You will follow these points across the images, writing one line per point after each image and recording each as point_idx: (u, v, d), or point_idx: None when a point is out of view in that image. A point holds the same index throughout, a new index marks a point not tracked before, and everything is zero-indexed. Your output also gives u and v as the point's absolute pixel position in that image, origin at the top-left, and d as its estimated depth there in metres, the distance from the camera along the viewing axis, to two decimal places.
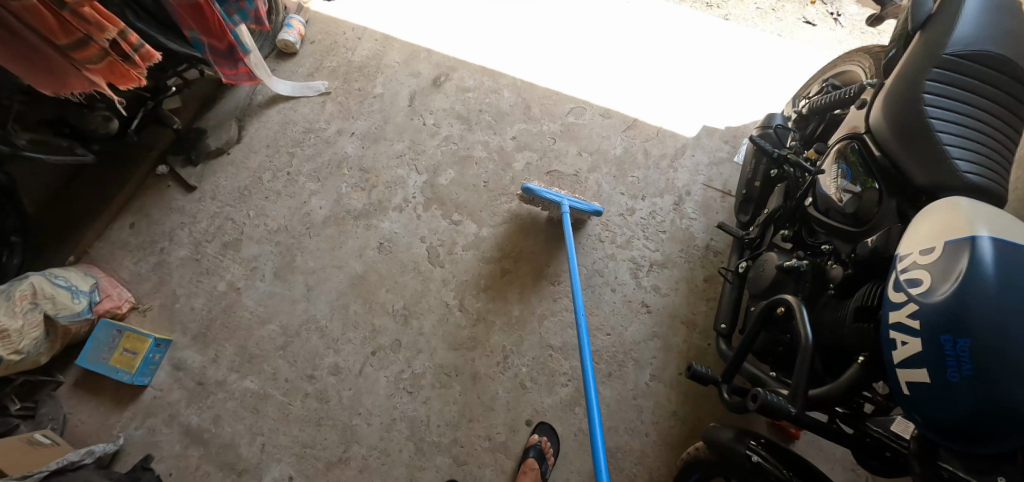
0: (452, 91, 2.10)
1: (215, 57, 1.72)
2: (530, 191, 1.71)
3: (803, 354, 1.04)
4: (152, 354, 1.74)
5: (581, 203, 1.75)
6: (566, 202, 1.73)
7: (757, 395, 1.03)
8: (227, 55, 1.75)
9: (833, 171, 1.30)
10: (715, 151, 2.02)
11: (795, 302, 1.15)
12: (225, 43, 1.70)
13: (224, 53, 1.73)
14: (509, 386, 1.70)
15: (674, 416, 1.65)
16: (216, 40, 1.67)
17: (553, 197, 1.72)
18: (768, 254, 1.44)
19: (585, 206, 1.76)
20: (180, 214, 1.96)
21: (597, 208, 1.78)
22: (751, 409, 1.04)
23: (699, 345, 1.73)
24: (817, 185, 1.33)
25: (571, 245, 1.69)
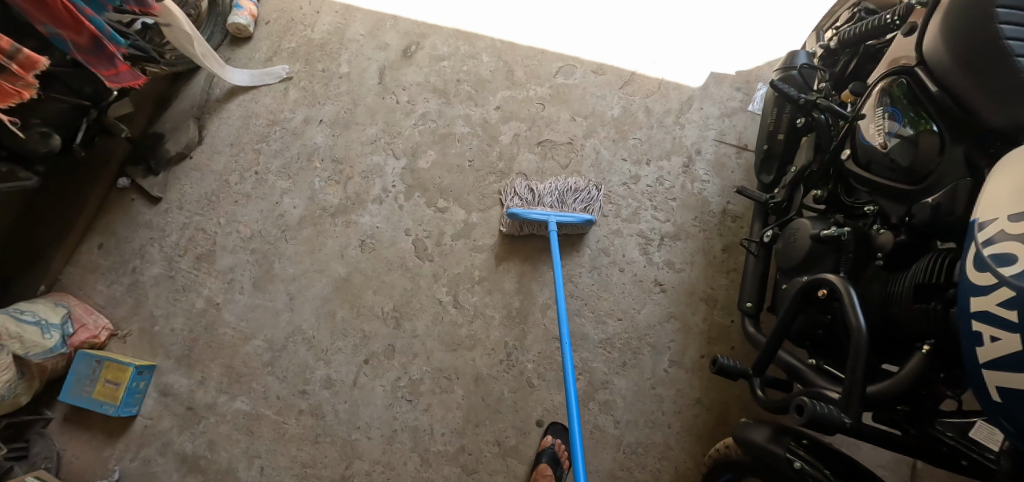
0: (425, 62, 1.88)
1: (85, 55, 1.35)
2: (513, 216, 1.57)
3: (857, 349, 0.88)
4: (135, 383, 1.63)
5: (569, 218, 1.56)
6: (552, 219, 1.55)
7: (803, 406, 0.85)
8: (99, 51, 1.36)
9: (877, 114, 1.09)
10: (726, 100, 1.78)
11: (841, 282, 0.97)
12: (87, 35, 1.31)
13: (94, 49, 1.35)
14: (515, 385, 1.55)
15: (698, 403, 1.50)
16: (74, 32, 1.28)
17: (537, 217, 1.56)
18: (800, 220, 1.23)
19: (573, 219, 1.56)
20: (149, 229, 1.82)
21: (589, 218, 1.56)
22: (797, 422, 0.86)
23: (721, 324, 1.56)
24: (858, 132, 1.13)
25: (556, 252, 1.54)
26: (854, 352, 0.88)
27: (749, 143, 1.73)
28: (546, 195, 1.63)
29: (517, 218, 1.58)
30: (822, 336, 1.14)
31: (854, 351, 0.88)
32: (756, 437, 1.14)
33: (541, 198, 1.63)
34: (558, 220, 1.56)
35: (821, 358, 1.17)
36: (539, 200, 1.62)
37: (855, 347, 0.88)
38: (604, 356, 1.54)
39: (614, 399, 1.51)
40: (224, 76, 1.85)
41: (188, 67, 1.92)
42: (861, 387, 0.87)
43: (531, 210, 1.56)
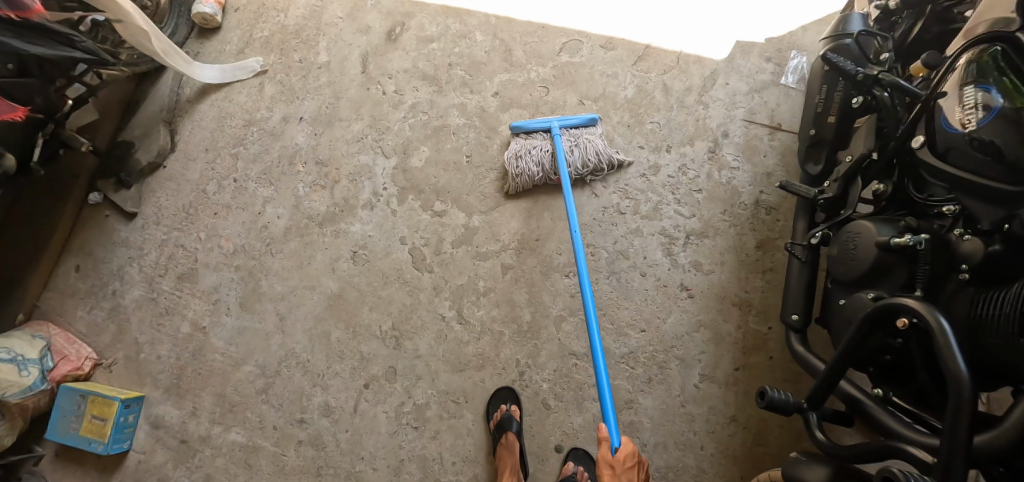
0: (412, 45, 1.68)
1: None
2: (515, 127, 1.53)
3: (958, 401, 0.70)
4: (123, 417, 1.52)
5: (573, 118, 1.51)
6: (554, 122, 1.50)
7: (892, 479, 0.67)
8: None
9: (963, 94, 0.87)
10: (755, 73, 1.55)
11: (927, 310, 0.79)
12: None
13: None
14: (530, 407, 1.40)
15: (734, 422, 1.35)
16: None
17: (540, 123, 1.51)
18: (859, 220, 1.03)
19: (577, 119, 1.51)
20: (126, 247, 1.68)
21: (592, 117, 1.50)
22: None
23: (757, 332, 1.38)
24: (938, 115, 0.92)
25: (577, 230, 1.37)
26: (953, 407, 0.71)
27: (783, 122, 1.51)
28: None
29: (519, 131, 1.53)
30: (888, 361, 0.97)
31: (954, 403, 0.71)
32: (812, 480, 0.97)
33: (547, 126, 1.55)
34: (561, 124, 1.50)
35: (885, 384, 1.00)
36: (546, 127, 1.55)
37: (954, 399, 0.71)
38: (627, 372, 1.38)
39: (640, 420, 1.36)
40: (192, 74, 1.67)
41: (153, 65, 1.73)
42: (965, 450, 0.69)
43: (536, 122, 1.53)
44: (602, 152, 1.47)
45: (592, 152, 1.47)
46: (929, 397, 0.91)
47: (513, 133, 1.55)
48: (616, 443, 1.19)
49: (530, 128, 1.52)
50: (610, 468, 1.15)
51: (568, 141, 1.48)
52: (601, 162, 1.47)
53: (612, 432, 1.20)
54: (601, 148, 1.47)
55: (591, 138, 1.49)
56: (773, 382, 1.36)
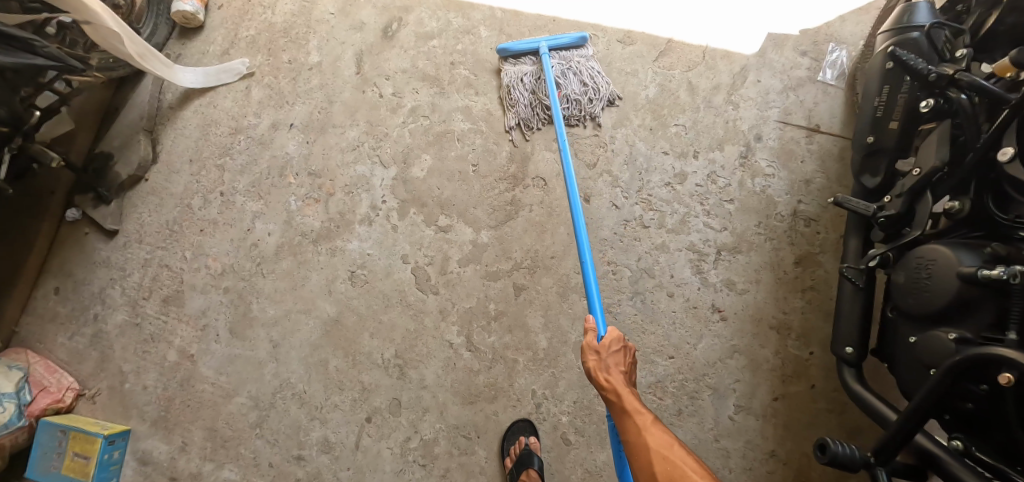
0: (410, 42, 1.53)
1: None
2: (502, 50, 1.45)
3: None
4: (107, 455, 1.37)
5: (562, 38, 1.43)
6: (542, 42, 1.42)
7: None
8: None
9: None
10: (790, 69, 1.40)
11: None
12: None
13: None
14: (548, 443, 1.28)
15: (774, 457, 1.22)
16: None
17: (526, 45, 1.44)
18: (931, 244, 0.90)
19: (567, 39, 1.43)
20: (107, 268, 1.52)
21: (581, 36, 1.42)
22: None
23: (797, 358, 1.25)
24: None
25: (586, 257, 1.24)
26: None
27: (822, 123, 1.36)
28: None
29: (506, 55, 1.46)
30: (969, 410, 0.85)
31: None
32: None
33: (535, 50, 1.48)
34: (549, 45, 1.42)
35: (963, 434, 0.88)
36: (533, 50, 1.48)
37: None
38: (654, 403, 1.26)
39: None
40: (172, 79, 1.52)
41: (131, 69, 1.58)
42: None
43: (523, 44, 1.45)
44: (595, 74, 1.42)
45: (586, 74, 1.41)
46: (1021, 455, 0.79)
47: (500, 59, 1.48)
48: (601, 332, 1.14)
49: (517, 50, 1.44)
50: (595, 354, 1.10)
51: (560, 65, 1.42)
52: (597, 84, 1.41)
53: (598, 323, 1.15)
54: (594, 70, 1.42)
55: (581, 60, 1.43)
56: (817, 414, 1.23)
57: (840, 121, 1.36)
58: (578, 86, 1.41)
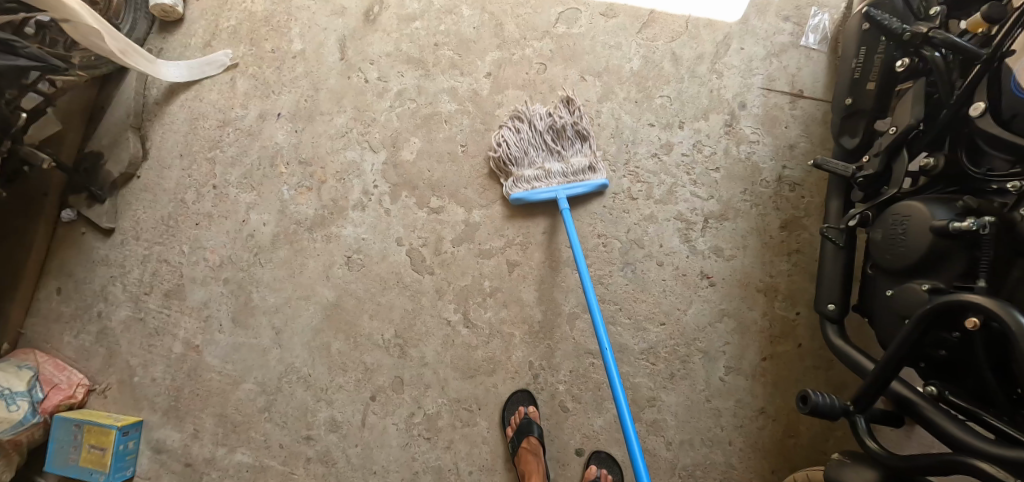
0: (393, 25, 1.53)
1: None
2: (518, 200, 1.34)
3: None
4: (122, 445, 1.41)
5: (579, 187, 1.33)
6: (561, 192, 1.32)
7: None
8: None
9: None
10: (772, 35, 1.41)
11: (1003, 310, 0.72)
12: None
13: None
14: (547, 412, 1.33)
15: (763, 414, 1.27)
16: None
17: (545, 195, 1.33)
18: (906, 200, 0.94)
19: (584, 188, 1.33)
20: (106, 265, 1.54)
21: (602, 180, 1.33)
22: None
23: (784, 318, 1.30)
24: (1007, 76, 0.83)
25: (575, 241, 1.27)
26: None
27: (805, 88, 1.39)
28: (530, 161, 1.36)
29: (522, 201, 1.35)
30: (943, 357, 0.89)
31: None
32: None
33: (526, 158, 1.36)
34: (569, 194, 1.33)
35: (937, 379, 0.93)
36: (524, 158, 1.36)
37: None
38: (648, 368, 1.30)
39: (664, 417, 1.29)
40: (155, 74, 1.51)
41: (113, 67, 1.57)
42: None
43: (536, 187, 1.34)
44: (585, 126, 1.38)
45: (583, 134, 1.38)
46: (991, 395, 0.84)
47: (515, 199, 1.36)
48: None
49: (536, 199, 1.34)
50: None
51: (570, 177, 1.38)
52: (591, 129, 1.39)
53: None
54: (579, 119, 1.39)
55: (555, 120, 1.37)
56: (804, 371, 1.28)
57: (822, 86, 1.39)
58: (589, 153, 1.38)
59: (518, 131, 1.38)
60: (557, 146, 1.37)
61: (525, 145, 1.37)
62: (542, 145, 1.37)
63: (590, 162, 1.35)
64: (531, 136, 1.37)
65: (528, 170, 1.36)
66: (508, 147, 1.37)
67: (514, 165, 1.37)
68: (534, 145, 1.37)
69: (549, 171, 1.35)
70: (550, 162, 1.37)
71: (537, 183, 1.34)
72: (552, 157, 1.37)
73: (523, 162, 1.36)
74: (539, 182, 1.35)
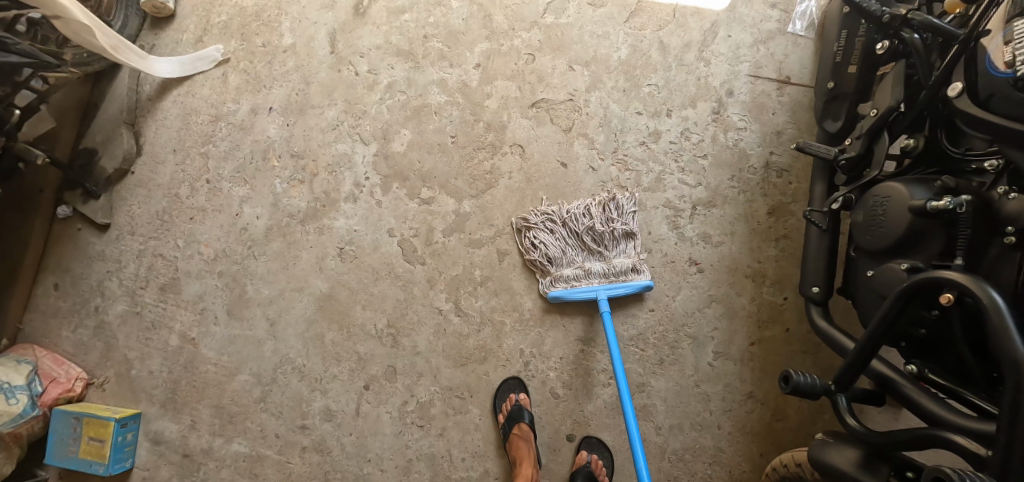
0: (382, 18, 1.54)
1: None
2: (557, 298, 1.32)
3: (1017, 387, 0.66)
4: (121, 437, 1.43)
5: (622, 288, 1.29)
6: (602, 292, 1.28)
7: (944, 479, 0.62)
8: None
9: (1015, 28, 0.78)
10: (759, 22, 1.42)
11: (978, 286, 0.73)
12: None
13: None
14: (538, 398, 1.35)
15: (752, 398, 1.29)
16: None
17: (585, 294, 1.30)
18: (887, 182, 0.94)
19: (628, 289, 1.29)
20: (103, 261, 1.56)
21: (647, 283, 1.28)
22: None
23: (772, 303, 1.31)
24: (982, 56, 0.82)
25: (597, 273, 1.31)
26: (1014, 384, 0.66)
27: (792, 75, 1.39)
28: (570, 260, 1.34)
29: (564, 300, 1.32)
30: (922, 336, 0.90)
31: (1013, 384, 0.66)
32: (840, 464, 0.90)
33: (565, 257, 1.34)
34: (610, 293, 1.29)
35: (918, 359, 0.94)
36: (562, 257, 1.34)
37: (1013, 379, 0.67)
38: (637, 354, 1.32)
39: (654, 403, 1.30)
40: (147, 70, 1.52)
41: (106, 63, 1.58)
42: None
43: (576, 286, 1.31)
44: (629, 224, 1.34)
45: (628, 234, 1.34)
46: (969, 372, 0.85)
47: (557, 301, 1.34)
48: None
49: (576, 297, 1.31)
50: None
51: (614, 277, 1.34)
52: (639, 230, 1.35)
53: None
54: (624, 218, 1.34)
55: (597, 219, 1.33)
56: (791, 355, 1.29)
57: (809, 72, 1.39)
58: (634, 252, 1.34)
59: (556, 230, 1.35)
60: (598, 246, 1.34)
61: (563, 244, 1.35)
62: (582, 244, 1.34)
63: (633, 263, 1.31)
64: (571, 236, 1.35)
65: (568, 270, 1.33)
66: (545, 246, 1.34)
67: (552, 265, 1.34)
68: (576, 245, 1.35)
69: (589, 270, 1.32)
70: (591, 261, 1.34)
71: (577, 282, 1.32)
72: (593, 257, 1.34)
73: (562, 261, 1.34)
74: (579, 281, 1.32)
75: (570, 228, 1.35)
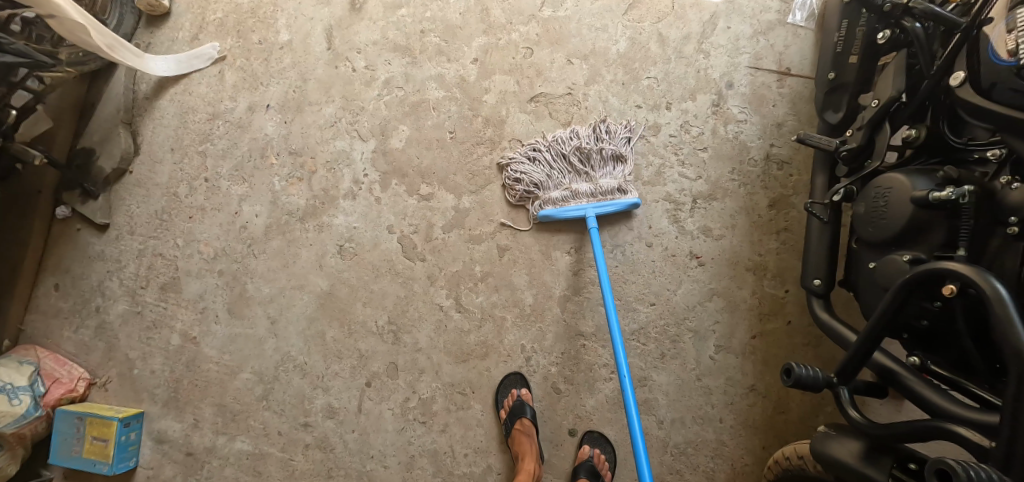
0: (378, 13, 1.53)
1: None
2: (546, 217, 1.34)
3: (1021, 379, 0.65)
4: (124, 436, 1.43)
5: (609, 206, 1.31)
6: (589, 211, 1.30)
7: (948, 472, 0.62)
8: None
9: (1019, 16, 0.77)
10: (759, 13, 1.40)
11: (981, 277, 0.73)
12: None
13: None
14: (539, 393, 1.35)
15: (753, 391, 1.29)
16: None
17: (573, 213, 1.32)
18: (888, 173, 0.94)
19: (614, 207, 1.31)
20: (103, 261, 1.56)
21: (633, 200, 1.30)
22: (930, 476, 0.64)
23: (773, 296, 1.31)
24: (985, 44, 0.82)
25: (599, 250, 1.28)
26: (1018, 375, 0.66)
27: (792, 66, 1.38)
28: (557, 183, 1.36)
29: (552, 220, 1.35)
30: (925, 328, 0.90)
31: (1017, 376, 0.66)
32: (843, 457, 0.90)
33: (552, 181, 1.36)
34: (597, 213, 1.31)
35: (920, 351, 0.94)
36: (549, 181, 1.36)
37: (1017, 370, 0.66)
38: (638, 348, 1.32)
39: (655, 397, 1.30)
40: (143, 68, 1.51)
41: (103, 62, 1.57)
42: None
43: (564, 206, 1.33)
44: (616, 145, 1.35)
45: (616, 153, 1.35)
46: (972, 364, 0.85)
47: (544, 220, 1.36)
48: None
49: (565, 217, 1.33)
50: None
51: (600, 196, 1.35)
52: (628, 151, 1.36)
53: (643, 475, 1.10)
54: (611, 139, 1.36)
55: (584, 141, 1.35)
56: (793, 348, 1.29)
57: (809, 63, 1.38)
58: (621, 170, 1.35)
59: (543, 155, 1.38)
60: (585, 167, 1.35)
61: (549, 168, 1.37)
62: (569, 166, 1.36)
63: (619, 182, 1.33)
64: (557, 159, 1.37)
65: (555, 192, 1.35)
66: (531, 173, 1.37)
67: (540, 189, 1.37)
68: (563, 166, 1.36)
69: (576, 191, 1.34)
70: (578, 182, 1.35)
71: (565, 203, 1.34)
72: (580, 178, 1.35)
73: (549, 185, 1.36)
74: (567, 202, 1.34)
75: (557, 151, 1.37)
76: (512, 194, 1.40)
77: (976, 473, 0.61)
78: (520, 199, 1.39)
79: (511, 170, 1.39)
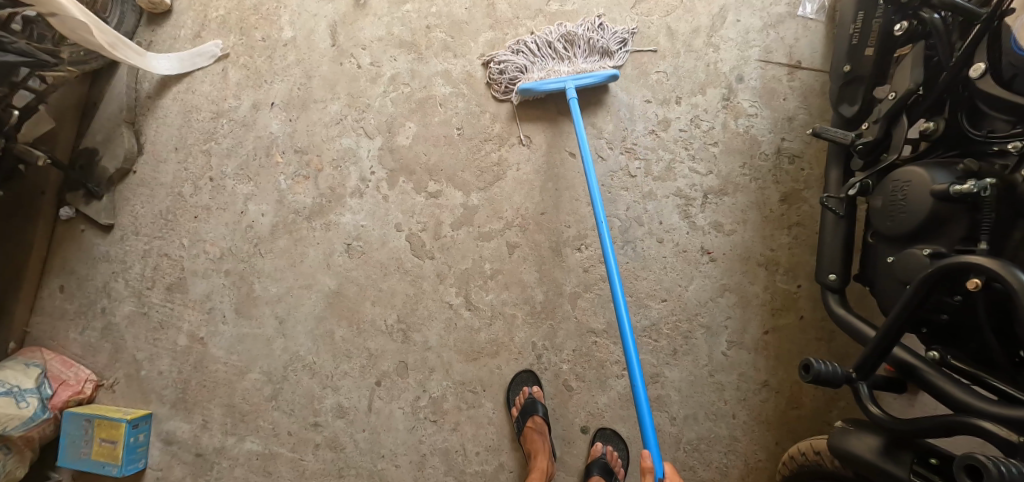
0: (383, 9, 1.51)
1: None
2: (525, 91, 1.35)
3: None
4: (133, 437, 1.43)
5: (588, 78, 1.33)
6: (569, 82, 1.32)
7: (979, 469, 0.61)
8: None
9: None
10: (769, 6, 1.39)
11: (1007, 270, 0.72)
12: None
13: None
14: (551, 391, 1.34)
15: (766, 387, 1.28)
16: None
17: (553, 85, 1.34)
18: (906, 167, 0.93)
19: (594, 79, 1.33)
20: (108, 262, 1.54)
21: (611, 72, 1.32)
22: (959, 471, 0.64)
23: (784, 291, 1.30)
24: (1007, 35, 0.82)
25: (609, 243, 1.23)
26: None
27: (803, 59, 1.37)
28: (540, 67, 1.38)
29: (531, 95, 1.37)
30: (945, 321, 0.89)
31: None
32: (860, 452, 0.89)
33: (536, 65, 1.38)
34: (577, 85, 1.33)
35: (939, 344, 0.93)
36: (533, 66, 1.38)
37: None
38: (650, 345, 1.31)
39: (667, 393, 1.30)
40: (145, 67, 1.49)
41: (104, 61, 1.56)
42: None
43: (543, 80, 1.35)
44: (603, 38, 1.38)
45: (602, 43, 1.38)
46: (993, 356, 0.85)
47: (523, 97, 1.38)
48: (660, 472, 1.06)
49: (544, 91, 1.35)
50: None
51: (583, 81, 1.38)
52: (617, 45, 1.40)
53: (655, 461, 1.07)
54: (600, 32, 1.39)
55: (572, 29, 1.38)
56: (806, 343, 1.28)
57: (821, 56, 1.37)
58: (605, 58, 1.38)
59: (529, 45, 1.40)
60: (569, 53, 1.38)
61: (535, 55, 1.39)
62: (554, 54, 1.39)
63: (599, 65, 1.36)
64: (543, 47, 1.39)
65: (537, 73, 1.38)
66: (516, 58, 1.39)
67: (523, 74, 1.39)
68: (548, 52, 1.39)
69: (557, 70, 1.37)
70: (560, 67, 1.38)
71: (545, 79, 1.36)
72: (563, 64, 1.38)
73: (532, 69, 1.38)
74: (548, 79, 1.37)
75: (543, 40, 1.39)
76: (496, 88, 1.43)
77: (1006, 469, 0.61)
78: (503, 91, 1.42)
79: (496, 62, 1.42)
